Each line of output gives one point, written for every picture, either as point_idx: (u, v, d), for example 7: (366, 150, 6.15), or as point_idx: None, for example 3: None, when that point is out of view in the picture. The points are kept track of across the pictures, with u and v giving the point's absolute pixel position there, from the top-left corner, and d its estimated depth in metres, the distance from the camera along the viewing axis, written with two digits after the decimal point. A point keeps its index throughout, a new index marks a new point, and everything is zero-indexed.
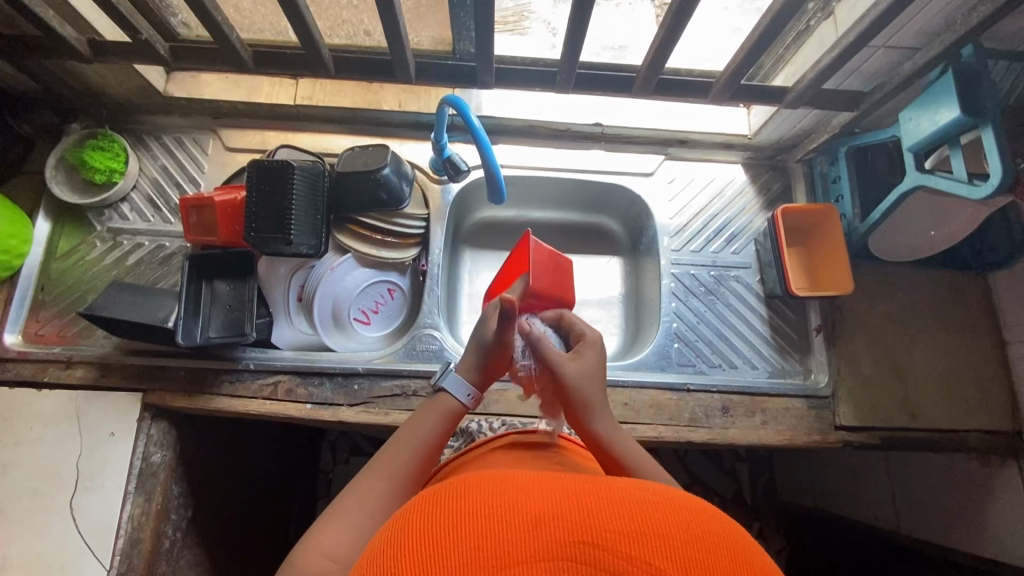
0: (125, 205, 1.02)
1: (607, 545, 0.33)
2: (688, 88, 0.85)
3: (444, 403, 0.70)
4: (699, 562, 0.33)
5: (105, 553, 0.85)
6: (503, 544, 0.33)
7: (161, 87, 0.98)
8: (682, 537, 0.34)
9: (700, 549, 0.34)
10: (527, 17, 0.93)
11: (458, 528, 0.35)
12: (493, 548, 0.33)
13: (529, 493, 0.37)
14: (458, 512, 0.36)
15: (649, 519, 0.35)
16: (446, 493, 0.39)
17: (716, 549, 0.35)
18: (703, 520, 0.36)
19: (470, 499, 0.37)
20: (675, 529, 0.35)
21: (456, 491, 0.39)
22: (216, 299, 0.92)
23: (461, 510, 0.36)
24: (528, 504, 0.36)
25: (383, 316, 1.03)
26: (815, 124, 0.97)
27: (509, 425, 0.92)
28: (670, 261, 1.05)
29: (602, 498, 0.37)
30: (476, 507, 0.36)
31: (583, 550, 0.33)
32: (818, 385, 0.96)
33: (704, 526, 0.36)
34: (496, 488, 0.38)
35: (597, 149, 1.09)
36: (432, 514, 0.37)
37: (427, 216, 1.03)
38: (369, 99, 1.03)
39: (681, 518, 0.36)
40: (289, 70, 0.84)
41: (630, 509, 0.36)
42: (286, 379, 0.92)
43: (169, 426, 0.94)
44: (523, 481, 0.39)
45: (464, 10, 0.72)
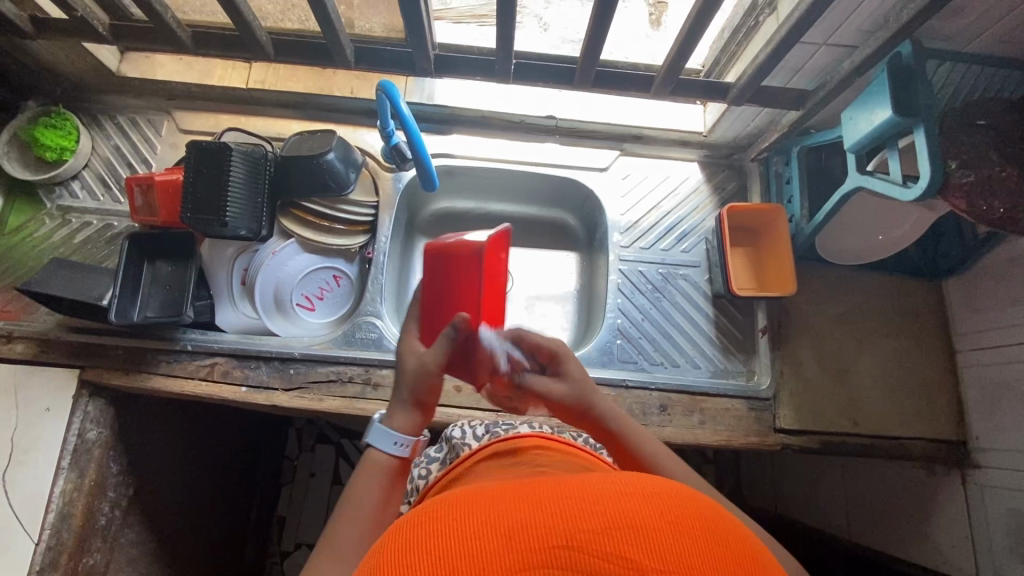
0: (76, 183, 1.02)
1: (581, 546, 0.33)
2: (629, 81, 0.84)
3: (378, 462, 0.61)
4: (680, 552, 0.33)
5: (35, 527, 0.86)
6: (473, 556, 0.33)
7: (113, 66, 0.99)
8: (658, 524, 0.34)
9: (677, 534, 0.33)
10: None
11: (430, 548, 0.35)
12: (465, 565, 0.33)
13: (502, 503, 0.37)
14: (431, 528, 0.36)
15: (621, 513, 0.35)
16: (416, 517, 0.38)
17: (699, 535, 0.34)
18: (682, 506, 0.36)
19: (440, 515, 0.37)
20: (652, 518, 0.34)
21: (425, 514, 0.38)
22: (156, 279, 0.92)
23: (429, 530, 0.36)
24: (499, 516, 0.36)
25: (328, 302, 1.02)
26: (767, 122, 0.96)
27: (490, 431, 0.85)
28: (619, 257, 1.04)
29: (573, 498, 0.36)
30: (446, 522, 0.36)
31: (555, 553, 0.33)
32: (760, 387, 0.95)
33: (681, 511, 0.35)
34: (466, 504, 0.38)
35: (552, 142, 1.08)
36: (407, 534, 0.37)
37: (376, 204, 1.02)
38: (321, 84, 1.03)
39: (658, 505, 0.36)
40: (229, 52, 0.84)
41: (602, 505, 0.35)
42: (223, 361, 0.92)
43: (107, 405, 0.95)
44: (491, 493, 0.39)
45: None
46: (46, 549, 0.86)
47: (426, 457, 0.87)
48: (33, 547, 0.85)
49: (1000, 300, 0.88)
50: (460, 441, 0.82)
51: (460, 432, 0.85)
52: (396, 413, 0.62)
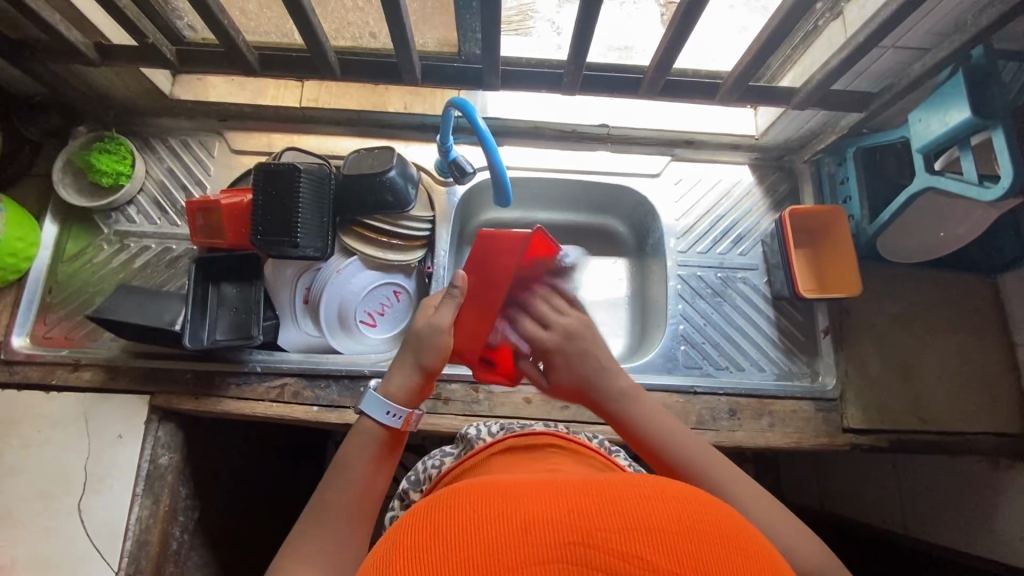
0: (132, 207, 1.02)
1: (598, 544, 0.33)
2: (696, 90, 0.84)
3: (368, 428, 0.68)
4: (695, 555, 0.33)
5: (113, 555, 0.85)
6: (491, 550, 0.33)
7: (167, 89, 0.99)
8: (674, 528, 0.34)
9: (693, 540, 0.34)
10: (531, 16, 0.93)
11: (443, 538, 0.35)
12: (480, 556, 0.33)
13: (516, 497, 0.37)
14: (447, 520, 0.36)
15: (640, 515, 0.35)
16: (428, 506, 0.38)
17: (712, 540, 0.34)
18: (697, 509, 0.36)
19: (459, 506, 0.37)
20: (667, 521, 0.34)
21: (440, 505, 0.38)
22: (223, 301, 0.92)
23: (445, 520, 0.36)
24: (516, 509, 0.36)
25: (389, 318, 1.02)
26: (822, 124, 0.97)
27: (509, 428, 0.85)
28: (676, 262, 1.04)
29: (593, 498, 0.36)
30: (464, 515, 0.36)
31: (574, 550, 0.33)
32: (826, 387, 0.96)
33: (696, 515, 0.36)
34: (482, 494, 0.38)
35: (603, 150, 1.08)
36: (422, 526, 0.36)
37: (433, 218, 1.02)
38: (374, 101, 1.03)
39: (676, 508, 0.36)
40: (296, 73, 0.84)
41: (620, 506, 0.35)
42: (292, 382, 0.92)
43: (176, 429, 0.94)
44: (508, 487, 0.39)
45: (471, 11, 0.72)
46: None
47: (441, 452, 0.85)
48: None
49: None
50: (476, 435, 0.82)
51: (476, 428, 0.85)
52: (395, 377, 0.69)
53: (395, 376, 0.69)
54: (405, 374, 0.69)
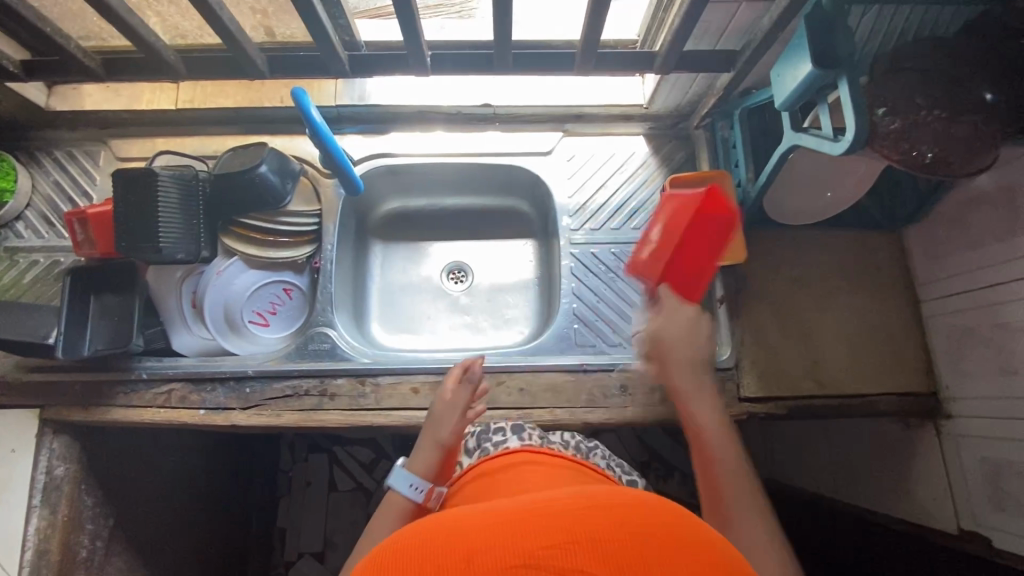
0: (20, 223, 1.02)
1: (541, 564, 0.35)
2: (553, 62, 0.82)
3: (394, 503, 0.70)
4: (631, 559, 0.35)
5: (12, 566, 0.87)
6: None
7: (42, 102, 0.99)
8: (612, 538, 0.36)
9: (629, 543, 0.36)
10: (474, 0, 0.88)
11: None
12: None
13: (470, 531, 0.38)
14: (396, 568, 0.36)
15: (581, 530, 0.37)
16: (381, 554, 0.40)
17: (645, 541, 0.36)
18: (636, 517, 0.38)
19: (408, 553, 0.38)
20: (609, 532, 0.37)
21: (390, 556, 0.38)
22: (104, 310, 0.91)
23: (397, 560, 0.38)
24: (462, 543, 0.37)
25: (283, 316, 1.01)
26: (705, 87, 0.94)
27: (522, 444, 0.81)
28: (569, 241, 1.01)
29: (532, 521, 0.38)
30: (413, 560, 0.37)
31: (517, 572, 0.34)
32: (721, 358, 0.94)
33: (635, 523, 0.38)
34: (435, 536, 0.39)
35: (493, 131, 1.05)
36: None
37: (319, 212, 1.01)
38: (251, 97, 1.02)
39: (616, 519, 0.38)
40: (144, 76, 0.83)
41: (563, 525, 0.37)
42: (179, 387, 0.92)
43: (73, 440, 0.95)
44: (460, 523, 0.40)
45: None
46: None
47: None
48: None
49: (960, 245, 0.86)
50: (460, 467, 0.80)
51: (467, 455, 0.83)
52: (417, 455, 0.75)
53: (416, 455, 0.75)
54: (424, 457, 0.74)
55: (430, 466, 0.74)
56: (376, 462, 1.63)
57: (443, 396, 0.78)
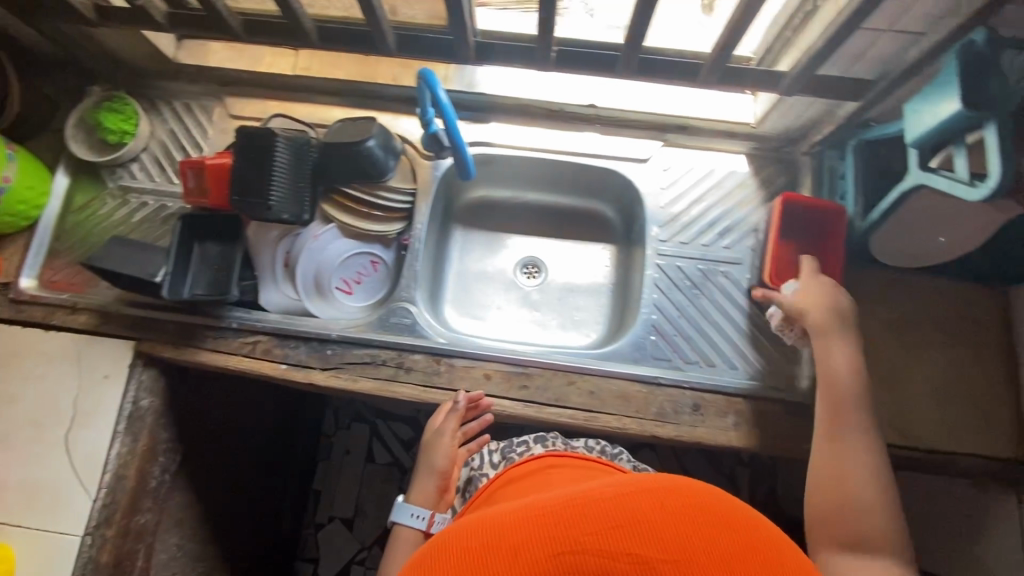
0: (135, 164, 1.08)
1: (590, 549, 0.36)
2: (677, 70, 0.81)
3: (405, 536, 0.86)
4: (679, 543, 0.36)
5: (93, 485, 0.92)
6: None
7: (171, 53, 1.05)
8: (659, 521, 0.37)
9: (675, 528, 0.37)
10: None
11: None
12: None
13: (509, 522, 0.39)
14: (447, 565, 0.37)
15: (625, 513, 0.38)
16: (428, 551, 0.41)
17: (690, 521, 0.38)
18: (676, 497, 0.39)
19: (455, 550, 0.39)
20: (652, 512, 0.38)
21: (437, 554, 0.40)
22: (205, 257, 0.96)
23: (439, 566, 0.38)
24: (507, 536, 0.38)
25: (366, 287, 1.04)
26: (821, 114, 0.92)
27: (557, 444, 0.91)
28: (657, 251, 1.00)
29: (574, 508, 0.39)
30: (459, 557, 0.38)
31: (564, 557, 0.36)
32: (800, 391, 0.92)
33: (677, 504, 0.39)
34: (477, 530, 0.40)
35: (592, 131, 1.05)
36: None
37: (414, 191, 1.04)
38: (364, 72, 1.05)
39: (656, 501, 0.39)
40: (278, 39, 0.86)
41: (604, 508, 0.39)
42: (265, 339, 0.96)
43: (159, 375, 0.99)
44: (498, 515, 0.41)
45: None
46: (102, 506, 0.92)
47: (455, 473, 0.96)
48: (91, 503, 0.92)
49: None
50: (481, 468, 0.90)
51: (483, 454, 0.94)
52: (418, 489, 0.90)
53: (417, 489, 0.90)
54: (423, 491, 0.89)
55: (429, 495, 0.89)
56: (414, 440, 1.66)
57: (435, 427, 0.92)
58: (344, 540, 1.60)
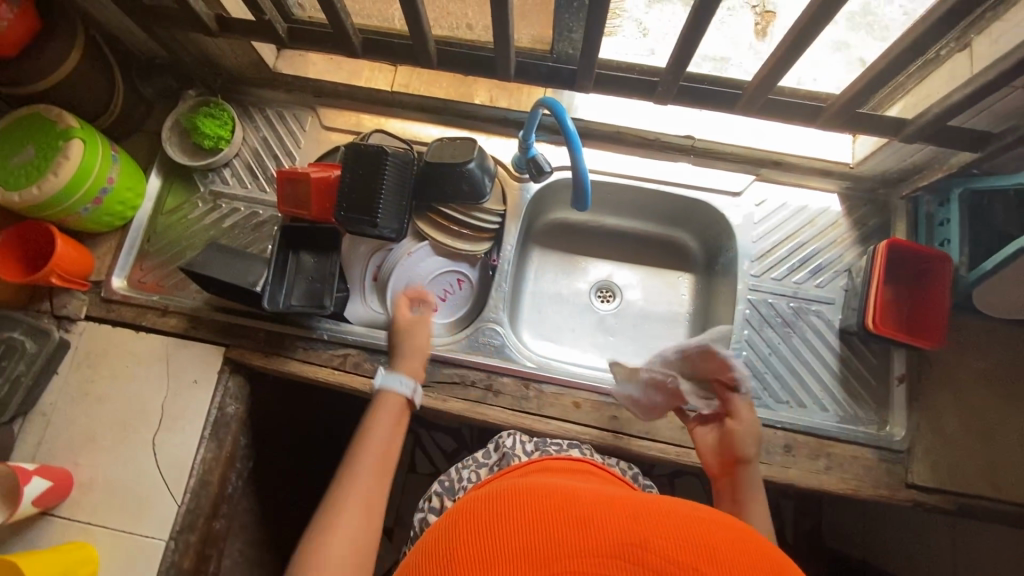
0: (227, 170, 1.09)
1: (641, 545, 0.39)
2: (796, 111, 0.82)
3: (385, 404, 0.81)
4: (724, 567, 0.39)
5: (178, 489, 0.92)
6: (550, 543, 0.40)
7: (272, 63, 1.06)
8: (713, 550, 0.40)
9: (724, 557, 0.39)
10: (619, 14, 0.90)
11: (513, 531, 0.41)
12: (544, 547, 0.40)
13: (570, 503, 0.44)
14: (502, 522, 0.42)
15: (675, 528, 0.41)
16: (482, 501, 0.46)
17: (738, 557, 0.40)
18: (725, 532, 0.42)
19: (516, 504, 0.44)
20: (702, 539, 0.40)
21: (495, 501, 0.45)
22: (300, 269, 0.98)
23: (515, 511, 0.43)
24: (566, 510, 0.43)
25: (450, 304, 1.05)
26: (928, 160, 0.91)
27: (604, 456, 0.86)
28: (747, 286, 1.00)
29: (633, 513, 0.42)
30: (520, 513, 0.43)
31: (621, 548, 0.39)
32: (893, 438, 0.91)
33: (722, 537, 0.41)
34: (538, 500, 0.44)
35: (684, 162, 1.05)
36: (477, 523, 0.43)
37: (504, 212, 1.04)
38: (461, 92, 1.06)
39: (705, 529, 0.41)
40: (396, 59, 0.88)
41: (659, 520, 0.42)
42: (355, 353, 0.96)
43: (244, 382, 1.00)
44: (558, 493, 0.45)
45: (567, 11, 0.74)
46: (186, 511, 0.92)
47: (474, 461, 0.85)
48: (176, 508, 0.92)
49: None
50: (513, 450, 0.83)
51: (513, 439, 0.86)
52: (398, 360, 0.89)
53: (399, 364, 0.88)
54: (409, 358, 0.88)
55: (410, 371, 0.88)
56: (457, 452, 1.66)
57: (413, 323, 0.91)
58: (384, 549, 1.59)
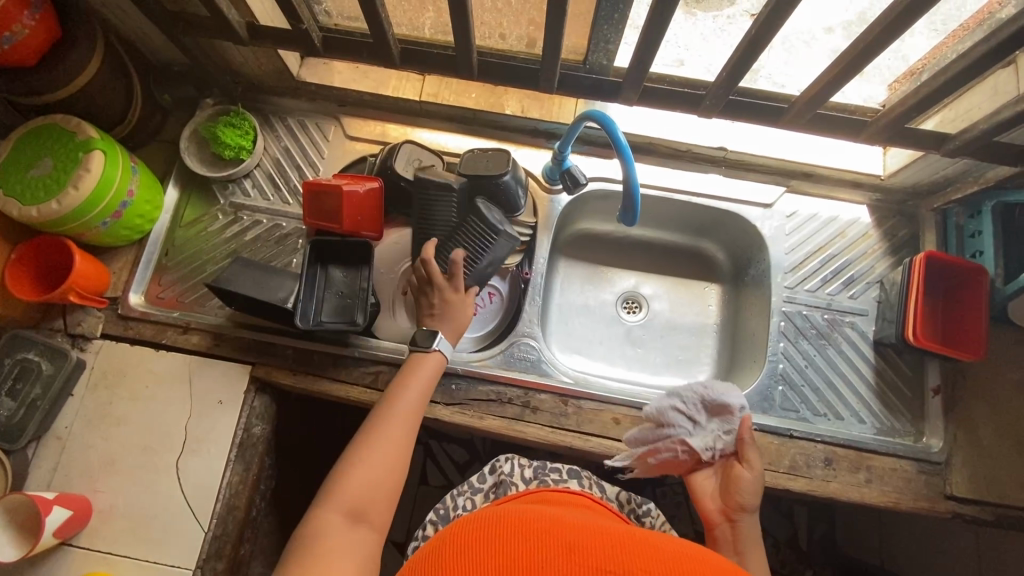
0: (248, 181, 1.05)
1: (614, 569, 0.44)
2: (838, 125, 0.83)
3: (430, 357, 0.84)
4: None
5: (204, 515, 0.88)
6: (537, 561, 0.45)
7: (295, 71, 1.03)
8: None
9: None
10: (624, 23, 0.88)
11: (504, 550, 0.46)
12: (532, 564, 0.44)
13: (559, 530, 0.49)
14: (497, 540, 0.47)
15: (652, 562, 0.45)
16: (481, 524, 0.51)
17: None
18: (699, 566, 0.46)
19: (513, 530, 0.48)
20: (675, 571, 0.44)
21: (496, 524, 0.50)
22: (330, 284, 0.93)
23: (509, 536, 0.47)
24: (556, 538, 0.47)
25: (479, 318, 1.03)
26: (961, 173, 0.92)
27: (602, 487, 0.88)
28: (781, 297, 1.00)
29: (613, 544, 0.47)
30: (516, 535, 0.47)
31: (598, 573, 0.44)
32: (932, 449, 0.91)
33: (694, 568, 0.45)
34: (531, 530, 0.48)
35: (715, 173, 1.05)
36: (479, 539, 0.48)
37: (535, 224, 1.02)
38: (492, 101, 1.04)
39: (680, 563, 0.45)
40: (435, 69, 0.87)
41: (637, 554, 0.46)
42: (387, 370, 0.93)
43: (269, 401, 0.97)
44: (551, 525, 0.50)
45: (606, 22, 0.74)
46: (212, 538, 0.88)
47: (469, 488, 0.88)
48: (202, 535, 0.88)
49: None
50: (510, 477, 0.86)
51: (510, 463, 0.89)
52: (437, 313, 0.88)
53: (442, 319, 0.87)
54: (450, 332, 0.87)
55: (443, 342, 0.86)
56: (469, 464, 1.63)
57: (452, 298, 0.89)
58: (396, 565, 1.55)
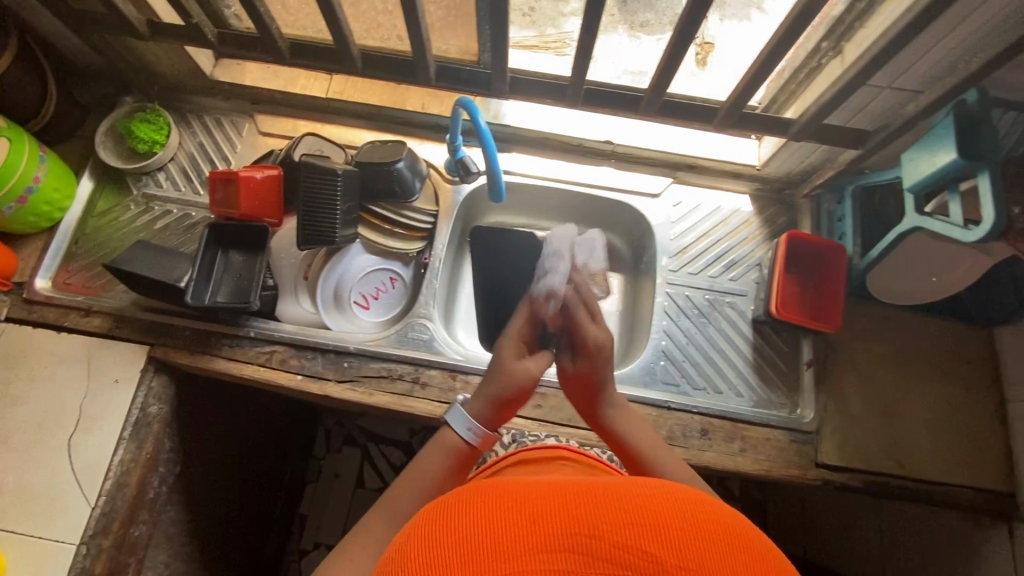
0: (162, 173, 1.10)
1: (597, 532, 0.35)
2: (693, 112, 0.91)
3: (445, 440, 0.69)
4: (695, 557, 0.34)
5: (92, 491, 0.90)
6: (502, 536, 0.36)
7: (208, 70, 1.08)
8: (676, 530, 0.36)
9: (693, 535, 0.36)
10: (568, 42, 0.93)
11: (460, 528, 0.38)
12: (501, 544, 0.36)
13: (528, 492, 0.40)
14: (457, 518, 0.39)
15: (641, 513, 0.37)
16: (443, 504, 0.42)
17: (707, 534, 0.36)
18: (702, 511, 0.38)
19: (474, 504, 0.40)
20: (672, 520, 0.37)
21: (452, 502, 0.41)
22: (229, 267, 0.98)
23: (463, 515, 0.39)
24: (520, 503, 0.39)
25: (383, 302, 1.07)
26: (822, 160, 0.99)
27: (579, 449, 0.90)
28: (666, 280, 1.06)
29: (582, 496, 0.39)
30: (478, 511, 0.39)
31: (576, 537, 0.35)
32: (803, 420, 0.95)
33: (697, 516, 0.37)
34: (488, 495, 0.40)
35: (607, 166, 1.11)
36: (436, 524, 0.39)
37: (436, 213, 1.07)
38: (395, 99, 1.10)
39: (676, 508, 0.38)
40: (324, 63, 0.93)
41: (624, 507, 0.38)
42: (282, 350, 0.96)
43: (169, 381, 0.99)
44: (520, 487, 0.41)
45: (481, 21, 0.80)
46: (100, 514, 0.89)
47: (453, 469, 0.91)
48: (89, 510, 0.89)
49: None
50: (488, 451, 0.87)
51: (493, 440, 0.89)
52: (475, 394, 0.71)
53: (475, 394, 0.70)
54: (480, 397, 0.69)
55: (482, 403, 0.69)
56: None
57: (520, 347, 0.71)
58: None
